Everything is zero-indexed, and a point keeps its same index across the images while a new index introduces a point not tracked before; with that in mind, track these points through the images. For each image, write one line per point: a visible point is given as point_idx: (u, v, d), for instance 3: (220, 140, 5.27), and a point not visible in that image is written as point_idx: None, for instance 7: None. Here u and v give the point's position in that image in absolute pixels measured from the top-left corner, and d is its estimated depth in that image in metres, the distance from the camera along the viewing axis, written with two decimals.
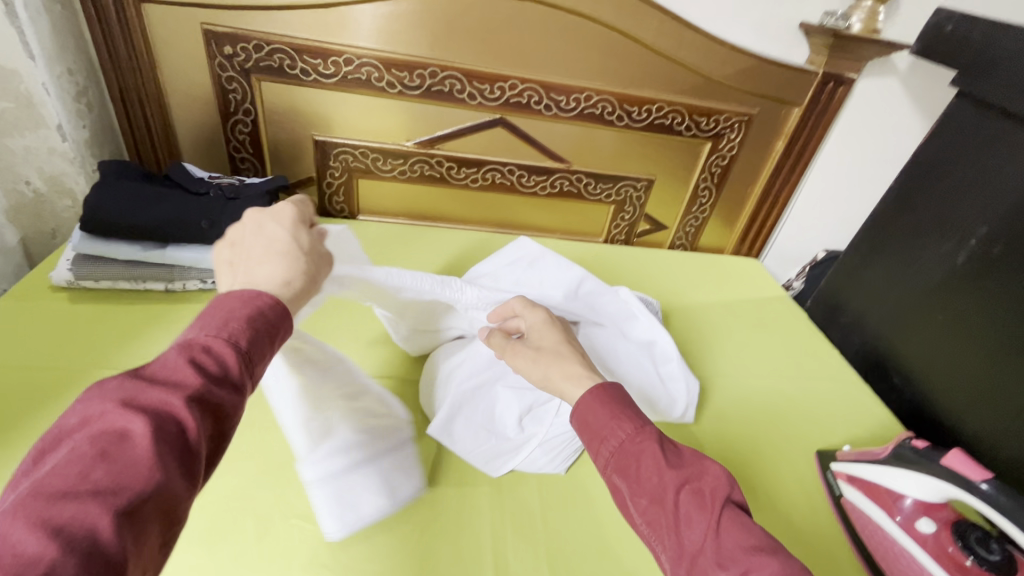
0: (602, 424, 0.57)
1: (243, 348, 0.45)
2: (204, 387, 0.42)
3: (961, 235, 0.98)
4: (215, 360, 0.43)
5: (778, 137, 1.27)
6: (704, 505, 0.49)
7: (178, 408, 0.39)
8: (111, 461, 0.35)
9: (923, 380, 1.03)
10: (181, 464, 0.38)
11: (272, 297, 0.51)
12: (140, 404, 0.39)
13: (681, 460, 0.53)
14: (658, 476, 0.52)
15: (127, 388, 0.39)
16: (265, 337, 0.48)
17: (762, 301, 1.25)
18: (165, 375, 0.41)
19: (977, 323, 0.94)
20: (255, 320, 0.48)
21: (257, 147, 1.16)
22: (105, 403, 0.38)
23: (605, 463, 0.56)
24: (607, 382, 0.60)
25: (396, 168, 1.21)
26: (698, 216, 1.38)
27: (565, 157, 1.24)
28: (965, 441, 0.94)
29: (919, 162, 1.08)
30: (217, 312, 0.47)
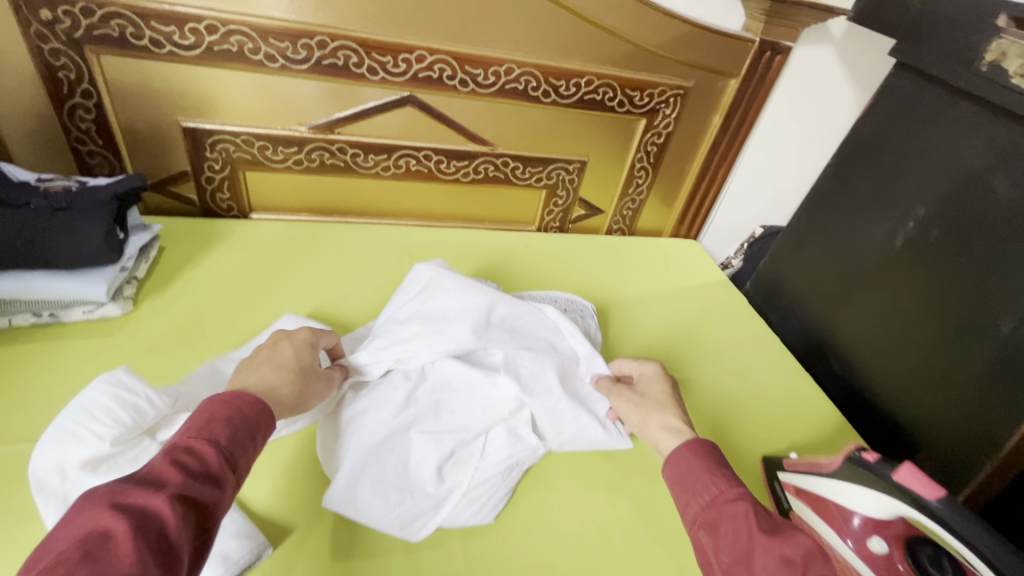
0: (697, 478, 0.56)
1: (225, 445, 0.49)
2: (185, 485, 0.44)
3: (899, 216, 0.94)
4: (199, 459, 0.47)
5: (715, 111, 1.18)
6: (794, 574, 0.46)
7: (161, 508, 0.42)
8: (93, 559, 0.37)
9: (861, 366, 1.01)
10: (158, 565, 0.39)
11: (252, 397, 0.54)
12: (126, 506, 0.41)
13: (777, 527, 0.51)
14: (749, 539, 0.49)
15: (116, 492, 0.42)
16: (246, 436, 0.51)
17: (703, 288, 1.19)
18: (150, 479, 0.44)
19: (914, 309, 0.91)
20: (238, 419, 0.51)
21: (108, 138, 0.95)
22: (96, 504, 0.41)
23: (695, 516, 0.54)
24: (700, 439, 0.60)
25: (289, 157, 1.03)
26: (636, 199, 1.29)
27: (487, 139, 1.10)
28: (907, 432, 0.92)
29: (857, 138, 1.03)
30: (205, 414, 0.51)
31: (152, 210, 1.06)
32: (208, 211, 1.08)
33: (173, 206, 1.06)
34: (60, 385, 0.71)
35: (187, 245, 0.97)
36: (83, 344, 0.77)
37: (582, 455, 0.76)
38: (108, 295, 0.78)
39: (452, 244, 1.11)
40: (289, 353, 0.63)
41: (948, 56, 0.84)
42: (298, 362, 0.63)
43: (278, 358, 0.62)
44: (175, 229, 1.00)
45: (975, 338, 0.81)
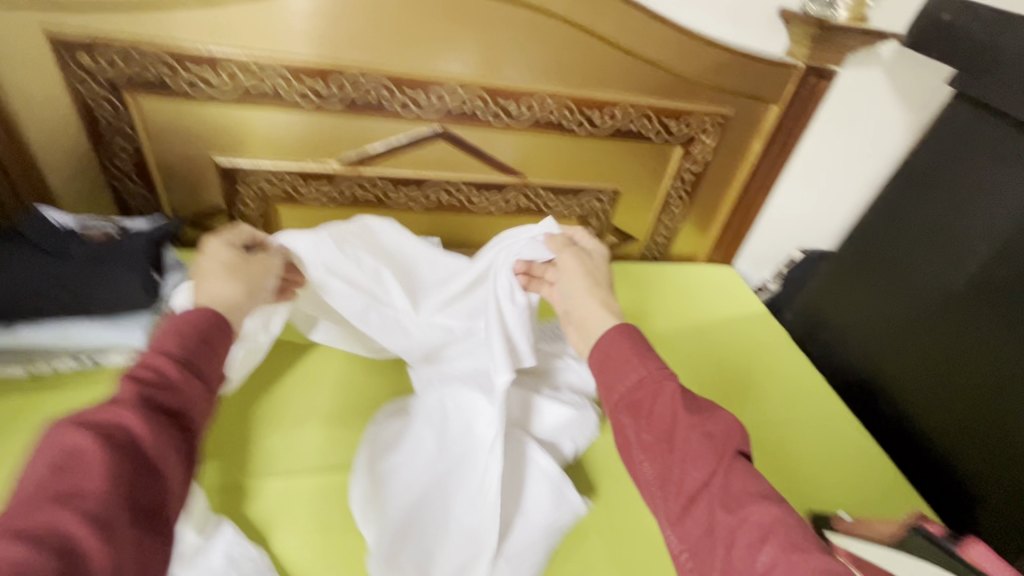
0: (618, 362, 0.62)
1: (179, 354, 0.53)
2: (149, 391, 0.49)
3: (959, 254, 0.89)
4: (157, 369, 0.51)
5: (755, 138, 1.14)
6: (716, 449, 0.54)
7: (127, 416, 0.46)
8: (71, 469, 0.41)
9: (910, 411, 0.95)
10: (141, 467, 0.44)
11: (205, 310, 0.58)
12: (94, 422, 0.45)
13: (699, 406, 0.58)
14: (671, 417, 0.57)
15: (80, 415, 0.45)
16: (202, 346, 0.55)
17: (740, 321, 1.15)
18: (113, 397, 0.47)
19: (974, 354, 0.86)
20: (186, 331, 0.55)
21: (146, 176, 0.95)
22: (62, 426, 0.44)
23: (618, 400, 0.60)
24: (630, 324, 0.65)
25: (321, 192, 1.03)
26: (669, 226, 1.25)
27: (519, 170, 1.08)
28: (964, 486, 0.86)
29: (912, 169, 0.98)
30: (158, 336, 0.54)
31: (186, 244, 1.07)
32: None
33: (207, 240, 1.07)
34: None
35: None
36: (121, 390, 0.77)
37: (620, 512, 0.74)
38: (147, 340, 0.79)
39: None
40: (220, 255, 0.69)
41: None
42: (229, 261, 0.68)
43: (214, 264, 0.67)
44: None
45: None
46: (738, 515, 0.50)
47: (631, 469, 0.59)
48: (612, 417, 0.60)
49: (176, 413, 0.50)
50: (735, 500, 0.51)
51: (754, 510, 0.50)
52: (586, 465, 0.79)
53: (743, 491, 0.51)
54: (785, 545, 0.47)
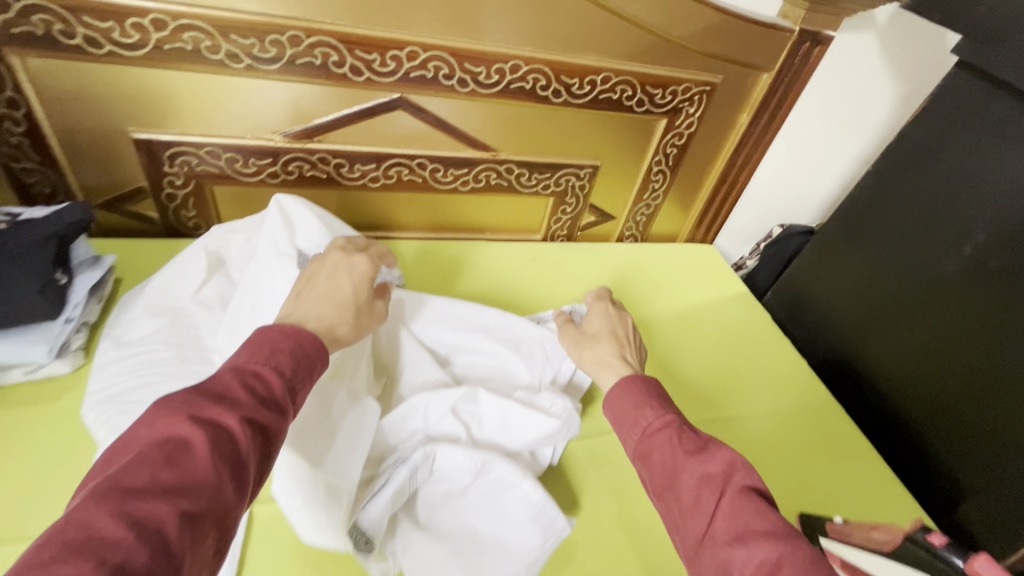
0: (628, 414, 0.60)
1: (289, 376, 0.48)
2: (256, 408, 0.44)
3: (954, 239, 0.84)
4: (267, 384, 0.47)
5: (742, 109, 1.06)
6: (716, 487, 0.49)
7: (234, 426, 0.42)
8: (179, 466, 0.39)
9: (896, 400, 0.93)
10: (235, 477, 0.41)
11: (312, 332, 0.53)
12: (204, 416, 0.42)
13: (700, 441, 0.54)
14: (674, 461, 0.53)
15: (190, 403, 0.42)
16: (306, 371, 0.50)
17: (723, 305, 1.10)
18: (220, 395, 0.44)
19: (965, 345, 0.83)
20: (300, 352, 0.51)
21: (46, 154, 0.80)
22: (173, 414, 0.41)
23: (633, 447, 0.58)
24: (641, 375, 0.63)
25: (263, 170, 0.90)
26: (651, 204, 1.17)
27: (490, 144, 0.97)
28: (951, 478, 0.85)
29: (902, 143, 0.91)
30: (264, 343, 0.50)
31: (105, 231, 0.92)
32: (173, 230, 0.94)
33: (132, 225, 0.93)
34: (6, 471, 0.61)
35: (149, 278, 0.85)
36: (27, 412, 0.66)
37: (606, 526, 0.70)
38: (54, 353, 0.67)
39: (452, 264, 1.01)
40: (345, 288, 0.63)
41: None
42: (353, 297, 0.63)
43: (336, 291, 0.62)
44: (136, 257, 0.88)
45: None
46: (736, 552, 0.45)
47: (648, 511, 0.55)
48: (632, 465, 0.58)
49: (269, 440, 0.45)
50: (740, 536, 0.46)
51: (752, 549, 0.44)
52: (570, 476, 0.74)
53: (746, 527, 0.46)
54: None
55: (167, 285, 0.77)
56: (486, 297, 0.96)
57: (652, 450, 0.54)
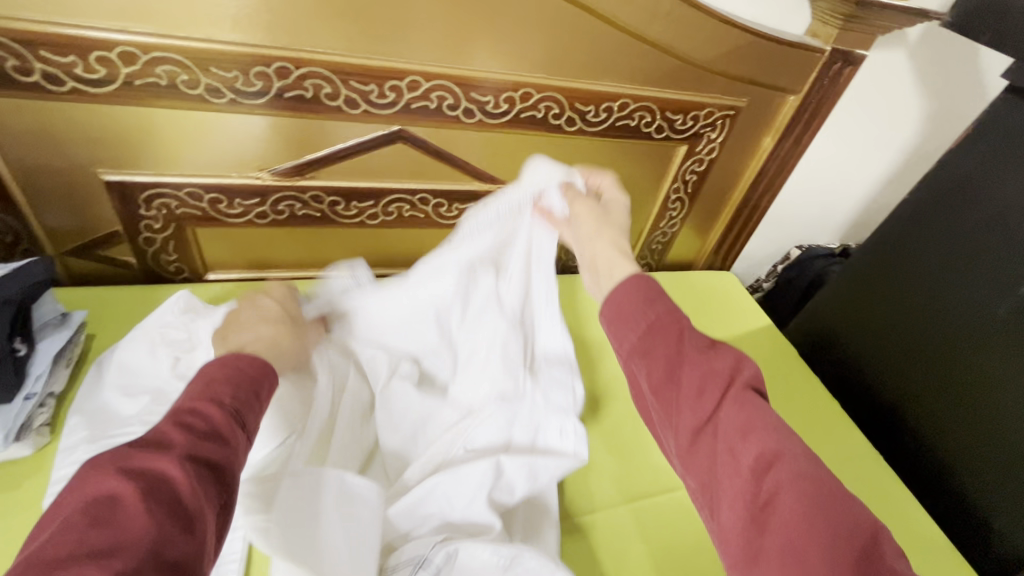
0: (630, 307, 0.52)
1: (232, 403, 0.44)
2: (197, 444, 0.39)
3: (1006, 276, 0.78)
4: (208, 418, 0.41)
5: (766, 133, 0.99)
6: (721, 383, 0.46)
7: (173, 470, 0.37)
8: (109, 527, 0.33)
9: (939, 445, 0.87)
10: (184, 526, 0.35)
11: (251, 356, 0.49)
12: (133, 469, 0.36)
13: (706, 342, 0.50)
14: (675, 354, 0.48)
15: (119, 456, 0.37)
16: (252, 396, 0.46)
17: (746, 341, 1.03)
18: (156, 441, 0.39)
19: (1019, 391, 0.77)
20: (241, 377, 0.46)
21: (7, 200, 0.72)
22: (99, 473, 0.36)
23: (626, 347, 0.51)
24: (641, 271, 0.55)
25: (250, 211, 0.82)
26: (667, 232, 1.10)
27: (497, 176, 0.89)
28: (1004, 538, 0.79)
29: (944, 175, 0.85)
30: (202, 376, 0.45)
31: (77, 278, 0.84)
32: (152, 275, 0.86)
33: (106, 271, 0.84)
34: None
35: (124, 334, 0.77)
36: None
37: None
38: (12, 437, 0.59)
39: None
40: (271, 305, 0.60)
41: None
42: (285, 311, 0.61)
43: (264, 311, 0.59)
44: (111, 309, 0.79)
45: None
46: (742, 445, 0.44)
47: (640, 403, 0.52)
48: (625, 364, 0.52)
49: (223, 473, 0.40)
50: (747, 431, 0.44)
51: (756, 443, 0.43)
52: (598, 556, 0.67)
53: (752, 422, 0.44)
54: (803, 488, 0.41)
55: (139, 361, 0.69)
56: None
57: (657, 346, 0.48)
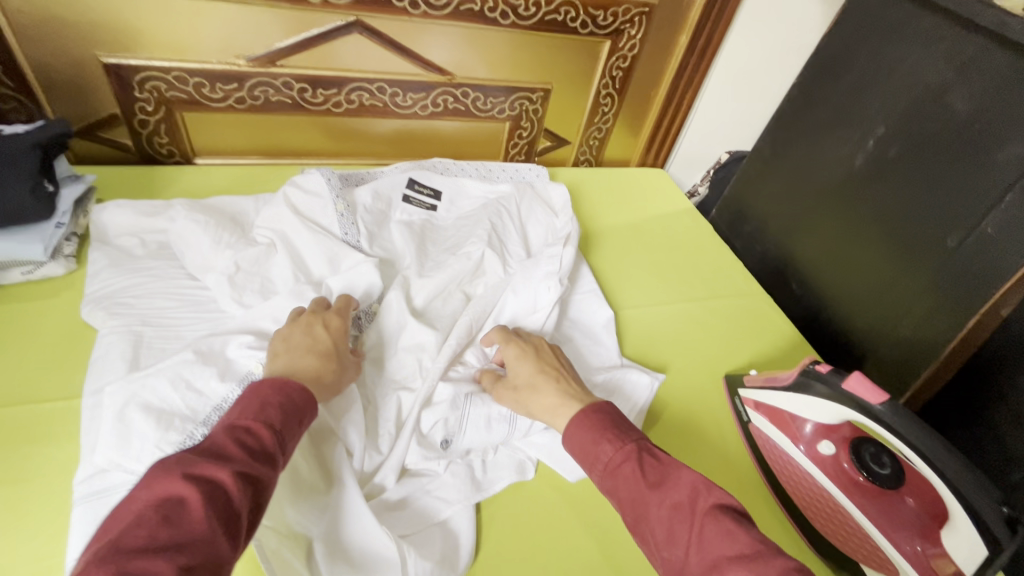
0: (587, 450, 0.58)
1: (279, 427, 0.49)
2: (249, 463, 0.45)
3: (860, 135, 0.94)
4: (258, 437, 0.47)
5: (681, 31, 1.14)
6: (685, 518, 0.49)
7: (227, 481, 0.42)
8: (173, 525, 0.38)
9: (819, 288, 1.04)
10: (228, 532, 0.40)
11: (301, 385, 0.54)
12: (196, 473, 0.42)
13: (662, 472, 0.53)
14: (640, 499, 0.52)
15: (184, 460, 0.43)
16: (295, 421, 0.51)
17: (669, 217, 1.20)
18: (216, 453, 0.44)
19: (870, 227, 0.93)
20: (287, 405, 0.51)
21: (20, 80, 0.85)
22: (168, 473, 0.41)
23: (600, 482, 0.56)
24: (591, 407, 0.61)
25: (229, 95, 0.95)
26: (602, 128, 1.26)
27: (445, 67, 1.03)
28: (863, 351, 0.95)
29: (820, 57, 1.00)
30: (253, 398, 0.50)
31: (82, 158, 0.97)
32: (148, 158, 1.00)
33: (108, 153, 0.98)
34: (19, 353, 0.68)
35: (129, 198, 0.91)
36: (31, 306, 0.73)
37: None
38: (48, 253, 0.74)
39: None
40: (326, 335, 0.63)
41: None
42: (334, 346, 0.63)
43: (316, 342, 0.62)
44: (116, 180, 0.93)
45: (925, 252, 0.84)
46: None
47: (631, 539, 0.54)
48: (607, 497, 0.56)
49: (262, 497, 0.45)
50: (715, 568, 0.45)
51: None
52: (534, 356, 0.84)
53: (719, 557, 0.45)
54: None
55: (189, 243, 0.78)
56: None
57: (617, 487, 0.53)
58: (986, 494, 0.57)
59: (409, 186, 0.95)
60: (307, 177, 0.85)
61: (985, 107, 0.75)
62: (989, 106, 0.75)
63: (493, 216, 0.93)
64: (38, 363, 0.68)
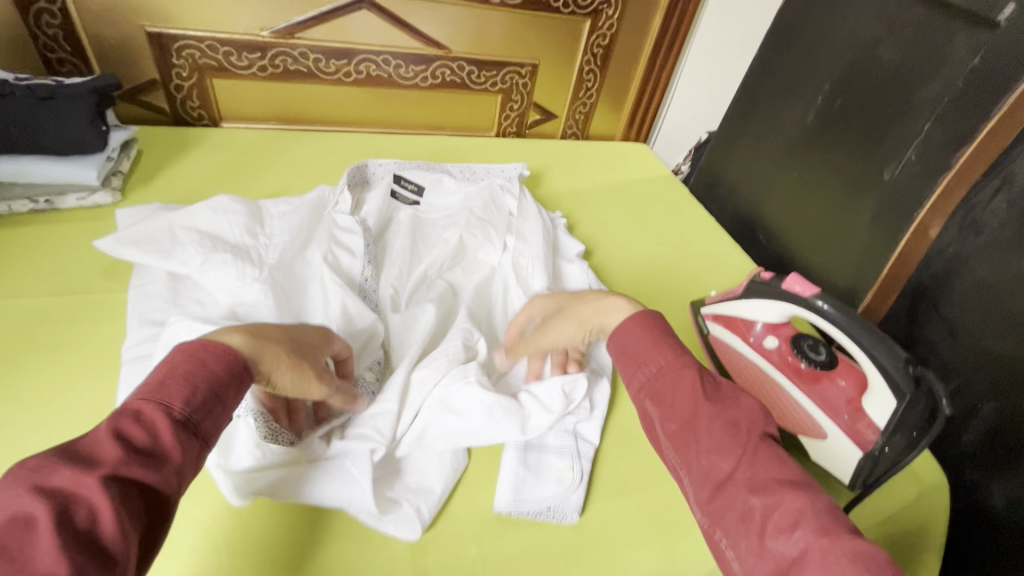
0: (638, 351, 0.55)
1: (182, 408, 0.41)
2: (133, 462, 0.37)
3: (811, 93, 1.05)
4: (153, 430, 0.39)
5: (655, 13, 1.28)
6: (738, 435, 0.48)
7: (94, 492, 0.35)
8: (8, 562, 0.31)
9: (782, 236, 1.14)
10: (94, 559, 0.33)
11: (220, 345, 0.45)
12: (52, 486, 0.34)
13: (718, 391, 0.52)
14: (691, 410, 0.50)
15: (40, 468, 0.35)
16: (208, 394, 0.42)
17: (648, 181, 1.31)
18: (85, 455, 0.36)
19: (822, 174, 1.03)
20: (199, 373, 0.43)
21: (77, 46, 0.99)
22: (14, 488, 0.34)
23: (640, 387, 0.54)
24: (647, 308, 0.58)
25: (254, 63, 1.08)
26: (587, 103, 1.38)
27: (442, 42, 1.17)
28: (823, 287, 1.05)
29: (776, 28, 1.12)
30: (160, 369, 0.42)
31: (124, 119, 1.11)
32: (181, 120, 1.13)
33: (146, 115, 1.11)
34: (73, 259, 0.80)
35: (165, 149, 1.04)
36: (83, 225, 0.85)
37: None
38: (100, 181, 0.87)
39: (417, 147, 1.21)
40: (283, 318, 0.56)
41: None
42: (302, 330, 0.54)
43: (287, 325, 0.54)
44: (153, 135, 1.06)
45: (867, 189, 0.94)
46: (762, 501, 0.44)
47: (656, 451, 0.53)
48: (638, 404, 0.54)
49: (158, 497, 0.38)
50: (763, 487, 0.45)
51: (779, 501, 0.44)
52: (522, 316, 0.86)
53: (767, 480, 0.45)
54: (816, 529, 0.41)
55: (219, 226, 0.79)
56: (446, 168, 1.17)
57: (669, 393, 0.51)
58: (895, 356, 0.65)
59: (395, 182, 0.98)
60: (336, 215, 0.86)
61: (907, 54, 0.87)
62: (908, 53, 0.86)
63: (473, 208, 0.95)
64: (89, 266, 0.79)
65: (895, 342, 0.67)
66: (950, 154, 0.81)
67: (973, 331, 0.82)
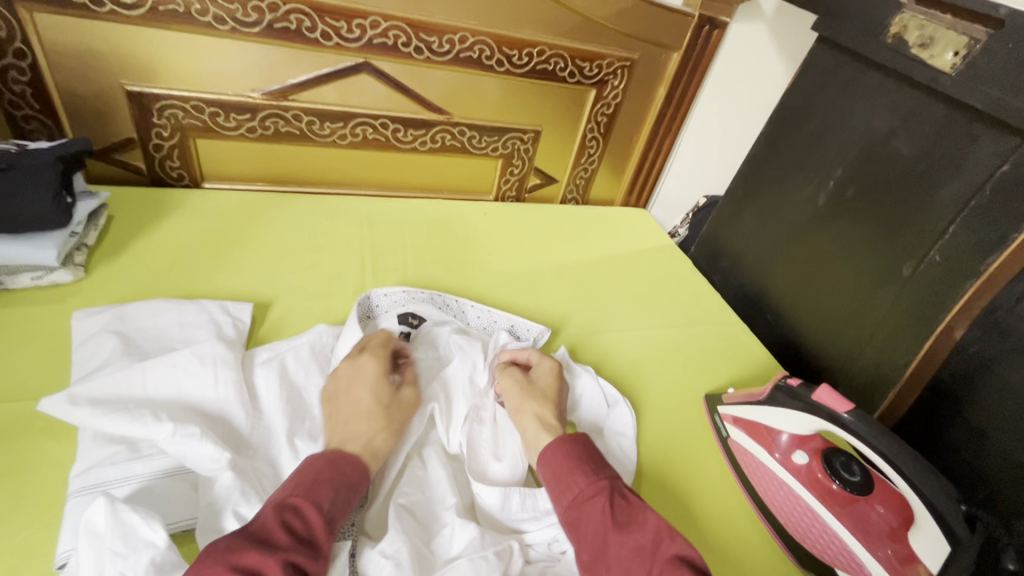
0: (560, 478, 0.62)
1: (327, 507, 0.53)
2: (295, 548, 0.49)
3: (821, 177, 1.03)
4: (305, 523, 0.51)
5: (659, 85, 1.26)
6: (644, 561, 0.53)
7: (275, 571, 0.46)
8: None
9: (791, 318, 1.10)
10: None
11: (354, 460, 0.59)
12: (242, 566, 0.45)
13: (628, 513, 0.58)
14: (602, 535, 0.56)
15: (231, 550, 0.46)
16: (344, 499, 0.55)
17: (651, 251, 1.27)
18: (263, 541, 0.48)
19: (835, 260, 1.00)
20: (340, 480, 0.56)
21: (47, 104, 0.91)
22: (215, 566, 0.45)
23: (561, 513, 0.60)
24: (569, 437, 0.65)
25: (242, 124, 1.02)
26: (588, 168, 1.35)
27: (444, 108, 1.12)
28: (840, 379, 1.00)
29: (786, 105, 1.10)
30: (307, 473, 0.56)
31: (95, 178, 1.02)
32: (158, 180, 1.05)
33: (120, 174, 1.03)
34: (20, 353, 0.70)
35: (139, 215, 0.95)
36: (37, 309, 0.75)
37: None
38: (60, 260, 0.78)
39: (413, 212, 1.15)
40: (367, 394, 0.65)
41: (860, 25, 0.92)
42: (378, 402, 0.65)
43: (359, 404, 0.64)
44: (126, 198, 0.98)
45: (885, 282, 0.91)
46: None
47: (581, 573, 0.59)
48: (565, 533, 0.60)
49: None
50: None
51: None
52: None
53: None
54: None
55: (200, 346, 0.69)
56: (445, 237, 1.11)
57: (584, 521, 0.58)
58: (947, 494, 0.61)
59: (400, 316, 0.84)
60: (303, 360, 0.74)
61: (928, 150, 0.85)
62: (927, 150, 0.85)
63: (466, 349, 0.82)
64: (40, 362, 0.69)
65: (944, 476, 0.62)
66: (978, 259, 0.79)
67: (1000, 439, 0.77)
